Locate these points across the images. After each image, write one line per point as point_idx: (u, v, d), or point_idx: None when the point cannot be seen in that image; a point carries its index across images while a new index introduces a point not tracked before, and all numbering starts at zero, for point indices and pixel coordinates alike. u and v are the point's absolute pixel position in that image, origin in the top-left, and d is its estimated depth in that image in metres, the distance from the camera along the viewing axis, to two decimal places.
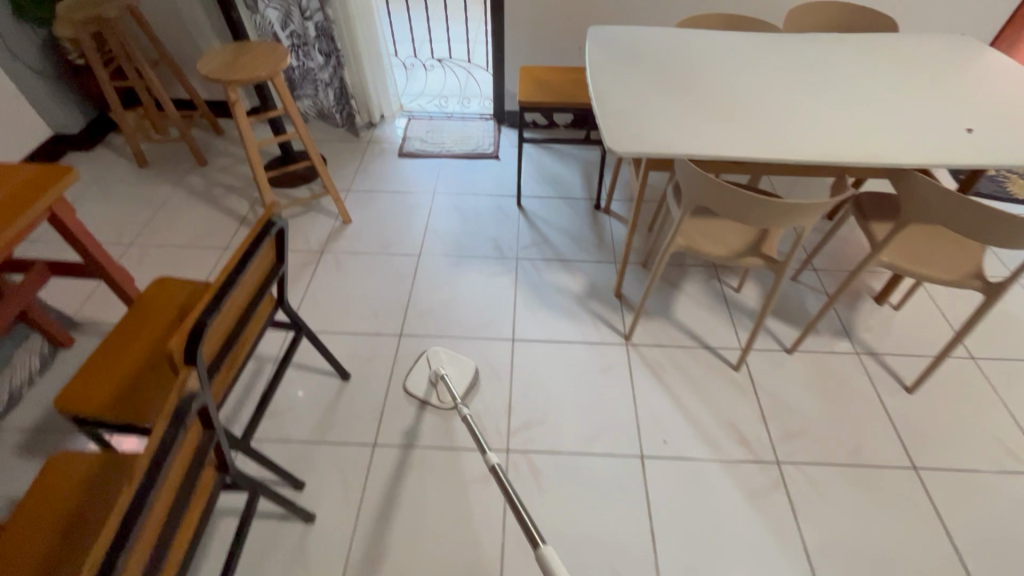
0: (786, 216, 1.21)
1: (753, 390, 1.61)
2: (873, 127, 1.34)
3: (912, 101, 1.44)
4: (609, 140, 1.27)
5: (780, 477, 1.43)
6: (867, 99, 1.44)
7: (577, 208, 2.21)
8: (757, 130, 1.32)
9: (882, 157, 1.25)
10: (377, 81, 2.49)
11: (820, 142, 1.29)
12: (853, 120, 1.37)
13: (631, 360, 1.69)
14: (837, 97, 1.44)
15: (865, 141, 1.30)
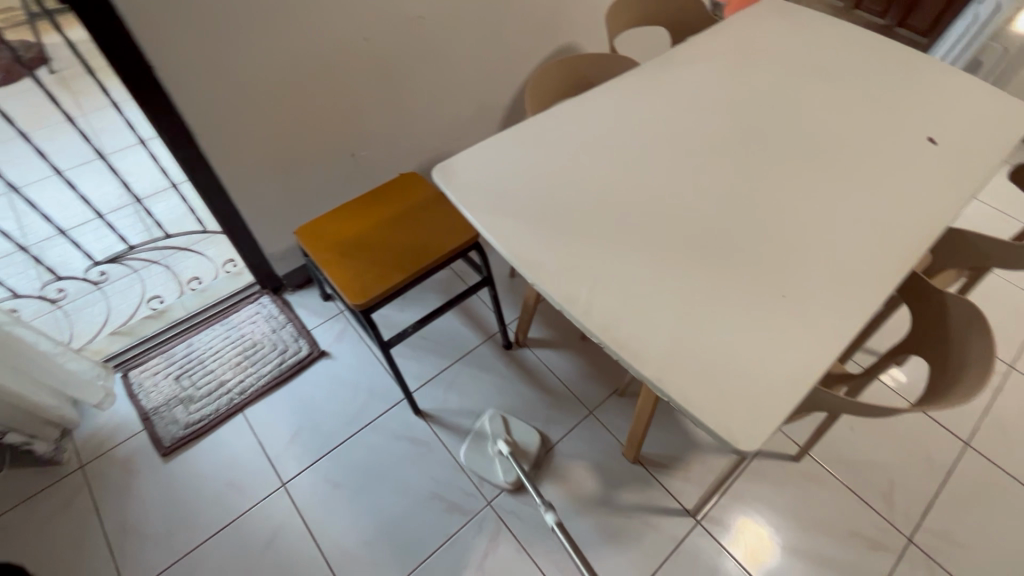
0: (936, 390, 0.87)
1: (826, 473, 1.42)
2: (886, 168, 1.04)
3: (859, 103, 1.17)
4: (725, 429, 0.72)
5: (927, 558, 1.30)
6: (831, 123, 1.12)
7: (488, 363, 1.58)
8: (824, 257, 0.90)
9: (939, 218, 0.97)
10: (24, 371, 1.22)
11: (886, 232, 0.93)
12: (861, 168, 1.04)
13: (718, 539, 1.31)
14: (809, 137, 1.09)
15: (907, 198, 0.99)
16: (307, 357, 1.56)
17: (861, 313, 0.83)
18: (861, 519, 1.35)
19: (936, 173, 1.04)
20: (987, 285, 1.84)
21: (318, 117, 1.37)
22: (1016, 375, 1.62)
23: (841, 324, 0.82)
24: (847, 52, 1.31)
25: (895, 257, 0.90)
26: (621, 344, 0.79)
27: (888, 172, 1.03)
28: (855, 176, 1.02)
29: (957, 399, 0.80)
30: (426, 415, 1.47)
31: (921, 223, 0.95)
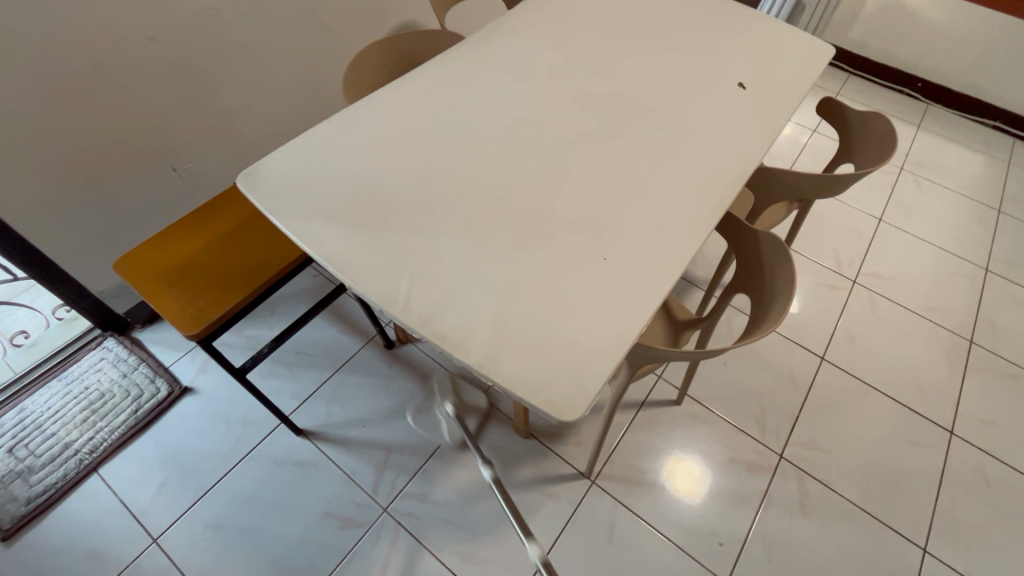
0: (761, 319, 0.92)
1: (706, 410, 1.51)
2: (698, 117, 1.07)
3: (673, 56, 1.20)
4: (549, 402, 0.71)
5: (797, 469, 1.42)
6: (647, 80, 1.14)
7: (370, 367, 1.52)
8: (642, 213, 0.91)
9: (745, 156, 1.01)
10: None
11: (700, 179, 0.97)
12: (675, 120, 1.06)
13: (613, 493, 1.36)
14: (627, 96, 1.10)
15: (717, 144, 1.03)
16: (167, 398, 1.42)
17: (676, 262, 0.85)
18: (740, 446, 1.45)
19: (743, 116, 1.09)
20: (828, 211, 2.01)
21: (117, 134, 1.22)
22: (858, 289, 1.80)
23: (659, 276, 0.84)
24: (661, 6, 1.34)
25: (708, 203, 0.93)
26: (443, 336, 0.77)
27: (699, 121, 1.07)
28: (670, 128, 1.05)
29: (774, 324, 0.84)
30: (310, 433, 1.40)
31: (731, 166, 0.99)
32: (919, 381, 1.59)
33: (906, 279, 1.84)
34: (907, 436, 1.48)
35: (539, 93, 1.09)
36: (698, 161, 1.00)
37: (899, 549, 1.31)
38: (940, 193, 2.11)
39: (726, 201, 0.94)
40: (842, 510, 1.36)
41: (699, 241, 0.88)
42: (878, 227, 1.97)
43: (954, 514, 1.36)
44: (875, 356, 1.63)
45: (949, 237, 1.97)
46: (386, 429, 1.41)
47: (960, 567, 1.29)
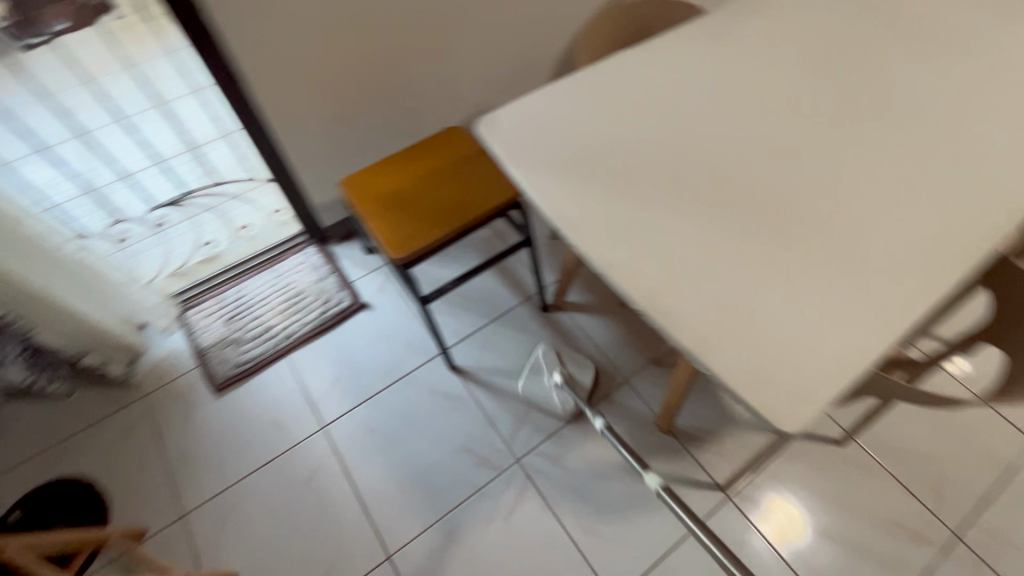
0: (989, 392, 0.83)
1: (872, 460, 1.36)
2: (984, 134, 0.92)
3: (959, 57, 1.03)
4: (766, 405, 0.68)
5: (974, 556, 1.23)
6: (921, 81, 1.00)
7: (523, 325, 1.57)
8: (896, 230, 0.81)
9: None
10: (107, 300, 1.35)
11: (976, 206, 0.84)
12: (952, 132, 0.92)
13: (747, 515, 1.29)
14: (894, 96, 0.98)
15: (1005, 169, 0.88)
16: (349, 308, 1.60)
17: (933, 293, 0.76)
18: (905, 510, 1.29)
19: None
20: None
21: (366, 66, 1.35)
22: None
23: (912, 304, 0.75)
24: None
25: (984, 234, 0.81)
26: (661, 311, 0.76)
27: (984, 138, 0.91)
28: (945, 141, 0.91)
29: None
30: (462, 371, 1.49)
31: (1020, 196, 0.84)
32: None
33: None
34: None
35: (789, 81, 1.01)
36: (976, 184, 0.86)
37: None
38: None
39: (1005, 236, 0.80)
40: None
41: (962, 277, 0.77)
42: None
43: None
44: None
45: None
46: (529, 387, 1.47)
47: None
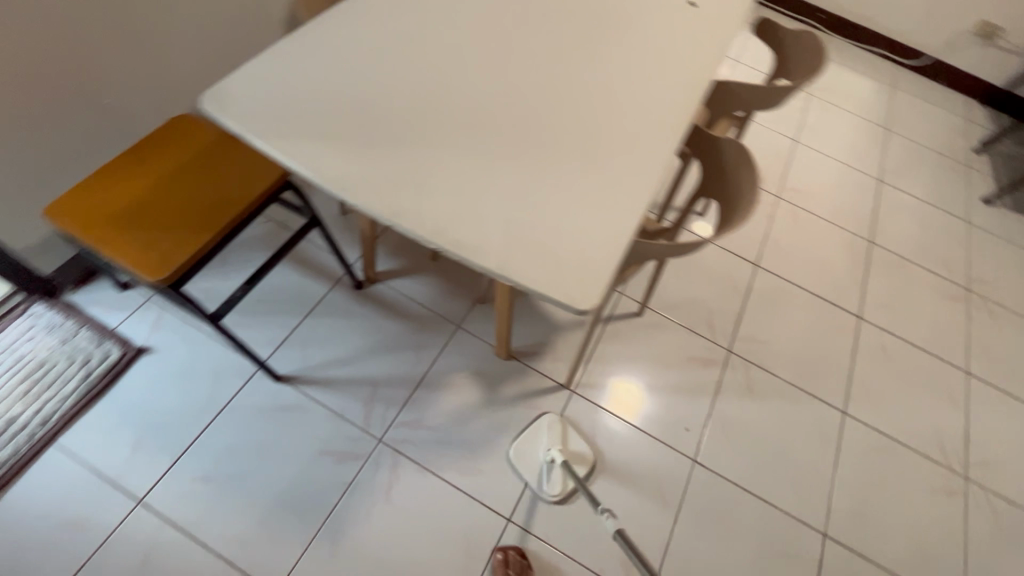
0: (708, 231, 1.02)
1: (663, 318, 1.65)
2: (660, 36, 1.14)
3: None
4: (567, 295, 0.77)
5: (743, 360, 1.61)
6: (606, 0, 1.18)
7: (341, 309, 1.49)
8: (622, 123, 0.97)
9: (703, 70, 1.09)
10: None
11: (669, 92, 1.03)
12: (639, 38, 1.12)
13: (590, 398, 1.48)
14: (590, 16, 1.14)
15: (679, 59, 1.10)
16: (121, 361, 1.31)
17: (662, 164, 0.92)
18: (693, 346, 1.62)
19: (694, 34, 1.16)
20: (753, 136, 2.20)
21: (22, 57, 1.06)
22: (781, 203, 2.01)
23: (648, 175, 0.90)
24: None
25: (680, 110, 1.01)
26: (459, 242, 0.79)
27: (660, 40, 1.13)
28: (635, 45, 1.10)
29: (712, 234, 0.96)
30: (290, 378, 1.37)
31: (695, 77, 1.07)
32: (834, 278, 1.84)
33: (819, 192, 2.08)
34: (828, 324, 1.73)
35: (507, 11, 1.10)
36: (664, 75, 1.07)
37: (825, 414, 1.56)
38: (842, 116, 2.38)
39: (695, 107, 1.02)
40: (781, 388, 1.58)
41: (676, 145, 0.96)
42: (793, 147, 2.19)
43: (865, 382, 1.63)
44: (800, 259, 1.87)
45: (852, 152, 2.23)
46: (368, 366, 1.43)
47: (871, 422, 1.57)
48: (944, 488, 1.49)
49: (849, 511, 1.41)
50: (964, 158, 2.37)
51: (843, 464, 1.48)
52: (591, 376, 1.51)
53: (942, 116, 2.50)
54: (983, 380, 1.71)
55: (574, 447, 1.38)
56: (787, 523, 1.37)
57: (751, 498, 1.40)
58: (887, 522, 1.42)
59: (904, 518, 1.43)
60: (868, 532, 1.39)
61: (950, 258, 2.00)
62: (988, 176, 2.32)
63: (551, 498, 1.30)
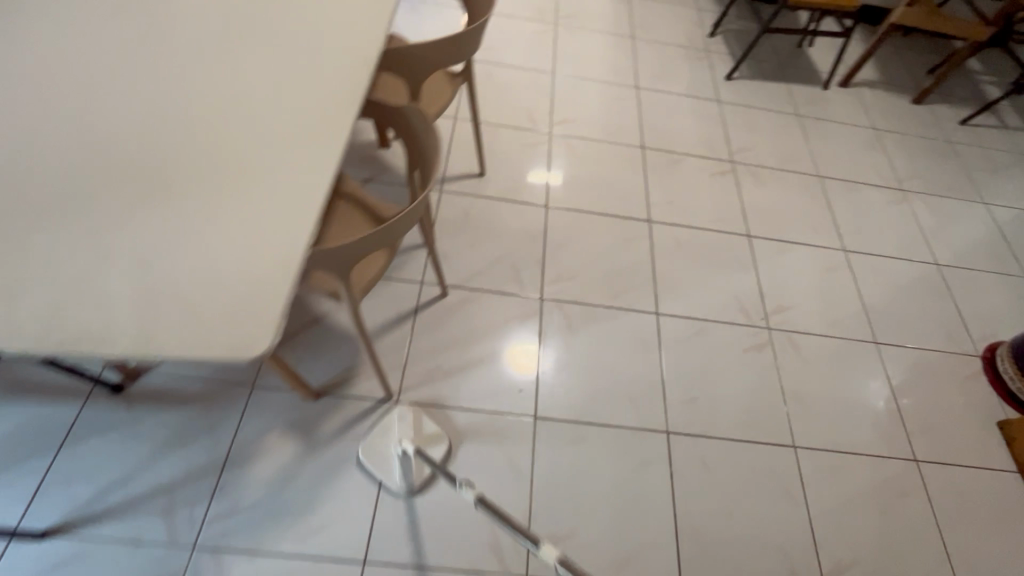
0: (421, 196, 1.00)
1: (470, 291, 1.62)
2: (309, 31, 1.07)
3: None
4: (234, 348, 0.69)
5: (557, 302, 1.63)
6: (246, 12, 1.10)
7: (104, 423, 1.27)
8: (277, 136, 0.89)
9: (362, 56, 1.04)
10: None
11: (326, 86, 0.97)
12: (284, 41, 1.05)
13: (418, 400, 1.41)
14: (225, 32, 1.05)
15: (334, 49, 1.04)
16: None
17: (330, 165, 0.87)
18: (507, 307, 1.60)
19: (348, 19, 1.11)
20: (514, 81, 2.21)
21: None
22: (555, 139, 2.05)
23: (312, 184, 0.85)
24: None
25: (340, 104, 0.96)
26: (88, 341, 0.68)
27: (309, 35, 1.06)
28: (282, 49, 1.03)
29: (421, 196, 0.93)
30: (57, 529, 1.14)
31: (357, 63, 1.03)
32: (618, 194, 1.92)
33: (587, 116, 2.15)
34: (623, 238, 1.81)
35: (123, 57, 0.98)
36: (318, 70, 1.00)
37: (641, 321, 1.63)
38: (590, 35, 2.45)
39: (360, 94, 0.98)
40: (597, 314, 1.63)
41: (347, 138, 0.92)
42: (553, 81, 2.24)
43: (667, 278, 1.74)
44: (584, 186, 1.93)
45: (606, 70, 2.33)
46: (156, 472, 1.23)
47: (681, 312, 1.68)
48: (753, 345, 1.64)
49: (681, 401, 1.51)
50: (702, 43, 2.56)
51: (666, 361, 1.57)
52: (412, 378, 1.44)
53: (675, 11, 2.68)
54: (762, 237, 1.90)
55: (427, 432, 1.34)
56: (633, 435, 1.44)
57: (596, 427, 1.44)
58: (715, 396, 1.54)
59: (727, 386, 1.56)
60: (702, 412, 1.50)
61: (712, 139, 2.17)
62: (725, 54, 2.54)
63: (405, 489, 1.27)
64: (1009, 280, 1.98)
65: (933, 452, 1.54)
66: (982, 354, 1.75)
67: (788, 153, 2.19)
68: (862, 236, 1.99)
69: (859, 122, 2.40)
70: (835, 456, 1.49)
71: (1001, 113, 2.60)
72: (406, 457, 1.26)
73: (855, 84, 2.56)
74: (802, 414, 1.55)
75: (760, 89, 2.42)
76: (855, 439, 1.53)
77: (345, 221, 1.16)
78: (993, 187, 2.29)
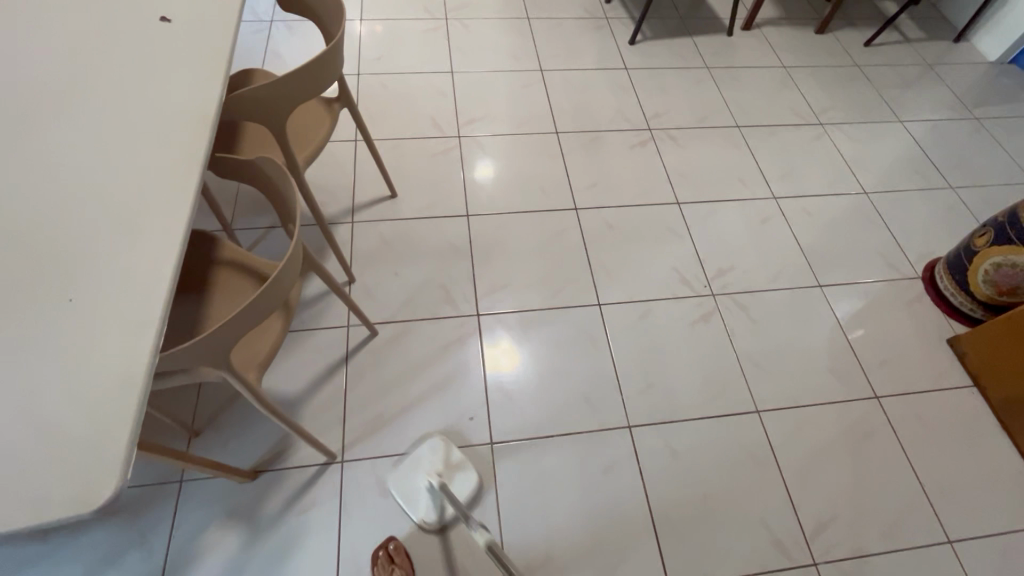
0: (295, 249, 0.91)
1: (402, 321, 1.52)
2: (132, 86, 0.94)
3: (73, 29, 1.01)
4: (73, 494, 0.59)
5: (494, 314, 1.56)
6: (49, 68, 0.94)
7: (19, 561, 1.15)
8: (105, 220, 0.78)
9: (198, 108, 0.93)
10: None
11: (158, 152, 0.86)
12: (101, 100, 0.91)
13: (364, 451, 1.32)
14: (26, 100, 0.90)
15: (164, 104, 0.92)
16: None
17: (172, 247, 0.77)
18: (444, 330, 1.52)
19: (176, 65, 0.97)
20: (411, 87, 2.09)
21: None
22: (465, 141, 1.95)
23: (153, 272, 0.75)
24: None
25: (177, 171, 0.85)
26: None
27: (132, 89, 0.93)
28: (99, 112, 0.90)
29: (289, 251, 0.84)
30: None
31: (195, 117, 0.92)
32: (539, 185, 1.85)
33: (494, 109, 2.05)
34: (551, 230, 1.74)
35: None
36: (147, 133, 0.88)
37: (585, 315, 1.57)
38: (484, 24, 2.34)
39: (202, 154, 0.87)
40: (538, 318, 1.56)
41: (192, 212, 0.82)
42: (452, 79, 2.13)
43: (604, 264, 1.68)
44: (503, 185, 1.84)
45: (507, 57, 2.24)
46: None
47: (624, 297, 1.62)
48: (701, 315, 1.60)
49: (638, 390, 1.46)
50: (599, 11, 2.48)
51: (616, 351, 1.52)
52: (355, 430, 1.35)
53: None
54: (691, 201, 1.86)
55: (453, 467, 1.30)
56: (596, 436, 1.39)
57: (557, 438, 1.38)
58: (671, 376, 1.49)
59: (682, 363, 1.52)
60: (660, 396, 1.46)
61: (625, 109, 2.11)
62: (624, 17, 2.47)
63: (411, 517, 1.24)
64: (937, 193, 1.99)
65: (893, 384, 1.53)
66: (923, 274, 1.75)
67: (704, 108, 2.15)
68: (789, 178, 1.97)
69: (768, 63, 2.37)
70: (799, 411, 1.46)
71: (902, 27, 2.61)
72: (435, 493, 1.21)
73: (757, 25, 2.53)
74: (760, 374, 1.51)
75: (665, 48, 2.37)
76: (816, 387, 1.51)
77: (230, 290, 1.05)
78: (907, 103, 2.30)
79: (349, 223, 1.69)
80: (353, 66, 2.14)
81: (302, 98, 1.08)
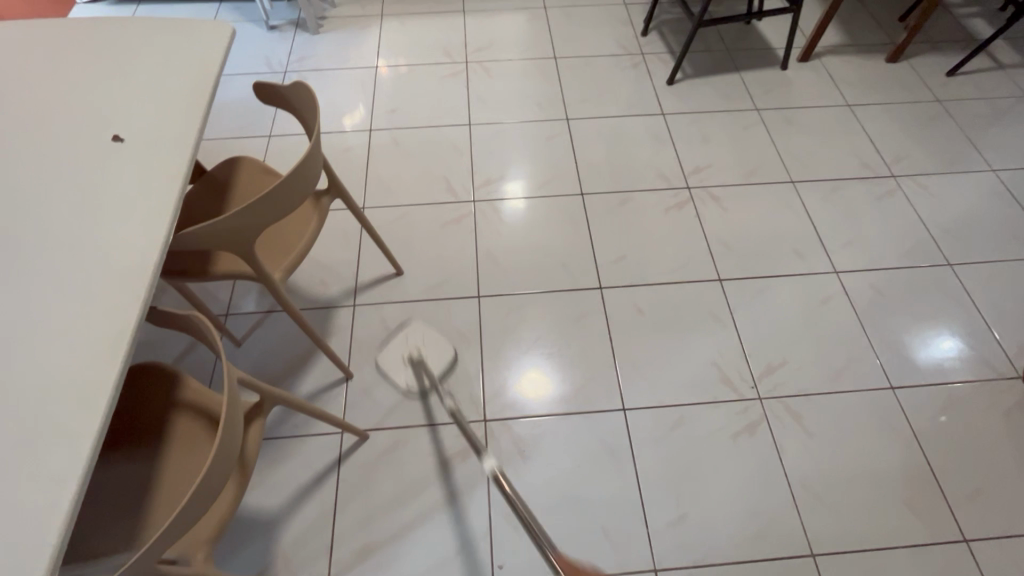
0: (233, 430, 0.76)
1: (401, 428, 1.37)
2: (68, 232, 0.83)
3: (19, 154, 0.91)
4: None
5: (502, 421, 1.38)
6: None
7: None
8: (11, 425, 0.68)
9: (136, 260, 0.80)
10: None
11: (83, 316, 0.75)
12: (33, 248, 0.81)
13: None
14: None
15: (98, 248, 0.81)
16: None
17: (81, 457, 0.66)
18: (447, 439, 1.36)
19: (122, 202, 0.86)
20: (426, 143, 1.94)
21: None
22: (480, 205, 1.78)
23: (52, 500, 0.64)
24: None
25: (98, 351, 0.73)
26: None
27: (65, 235, 0.83)
28: (28, 263, 0.80)
29: (213, 453, 0.69)
30: None
31: (131, 270, 0.80)
32: (560, 259, 1.66)
33: (514, 168, 1.88)
34: (572, 315, 1.55)
35: None
36: (75, 293, 0.77)
37: (606, 423, 1.38)
38: (507, 68, 2.17)
39: (132, 321, 0.76)
40: (554, 426, 1.38)
41: (112, 400, 0.71)
42: (470, 133, 1.97)
43: (631, 358, 1.48)
44: (521, 258, 1.66)
45: (530, 105, 2.05)
46: None
47: (652, 399, 1.42)
48: (745, 426, 1.37)
49: (667, 523, 1.26)
50: (635, 46, 2.26)
51: (642, 471, 1.32)
52: (343, 563, 1.21)
53: (600, 15, 2.38)
54: (735, 277, 1.62)
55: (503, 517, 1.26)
56: None
57: None
58: (707, 505, 1.28)
59: (721, 487, 1.30)
60: (694, 530, 1.25)
61: (661, 163, 1.89)
62: (662, 53, 2.23)
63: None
64: None
65: (987, 524, 1.26)
66: None
67: (753, 160, 1.89)
68: (855, 247, 1.69)
69: (829, 101, 2.08)
70: (865, 557, 1.22)
71: (995, 51, 2.25)
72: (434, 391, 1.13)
73: (817, 55, 2.23)
74: (817, 505, 1.27)
75: (708, 87, 2.12)
76: (888, 525, 1.25)
77: (185, 442, 0.92)
78: (1004, 145, 1.95)
79: (350, 306, 1.56)
80: (366, 121, 2.01)
81: (271, 221, 0.95)
